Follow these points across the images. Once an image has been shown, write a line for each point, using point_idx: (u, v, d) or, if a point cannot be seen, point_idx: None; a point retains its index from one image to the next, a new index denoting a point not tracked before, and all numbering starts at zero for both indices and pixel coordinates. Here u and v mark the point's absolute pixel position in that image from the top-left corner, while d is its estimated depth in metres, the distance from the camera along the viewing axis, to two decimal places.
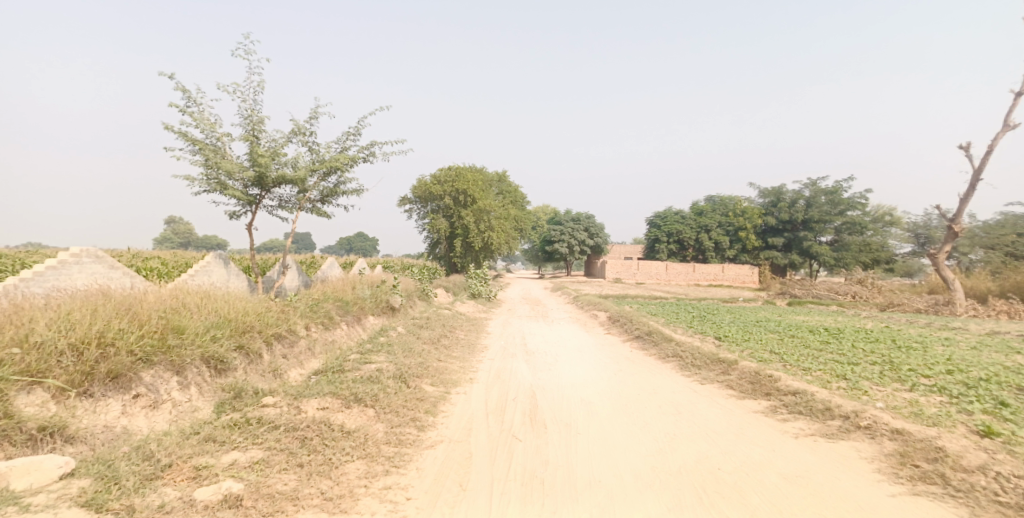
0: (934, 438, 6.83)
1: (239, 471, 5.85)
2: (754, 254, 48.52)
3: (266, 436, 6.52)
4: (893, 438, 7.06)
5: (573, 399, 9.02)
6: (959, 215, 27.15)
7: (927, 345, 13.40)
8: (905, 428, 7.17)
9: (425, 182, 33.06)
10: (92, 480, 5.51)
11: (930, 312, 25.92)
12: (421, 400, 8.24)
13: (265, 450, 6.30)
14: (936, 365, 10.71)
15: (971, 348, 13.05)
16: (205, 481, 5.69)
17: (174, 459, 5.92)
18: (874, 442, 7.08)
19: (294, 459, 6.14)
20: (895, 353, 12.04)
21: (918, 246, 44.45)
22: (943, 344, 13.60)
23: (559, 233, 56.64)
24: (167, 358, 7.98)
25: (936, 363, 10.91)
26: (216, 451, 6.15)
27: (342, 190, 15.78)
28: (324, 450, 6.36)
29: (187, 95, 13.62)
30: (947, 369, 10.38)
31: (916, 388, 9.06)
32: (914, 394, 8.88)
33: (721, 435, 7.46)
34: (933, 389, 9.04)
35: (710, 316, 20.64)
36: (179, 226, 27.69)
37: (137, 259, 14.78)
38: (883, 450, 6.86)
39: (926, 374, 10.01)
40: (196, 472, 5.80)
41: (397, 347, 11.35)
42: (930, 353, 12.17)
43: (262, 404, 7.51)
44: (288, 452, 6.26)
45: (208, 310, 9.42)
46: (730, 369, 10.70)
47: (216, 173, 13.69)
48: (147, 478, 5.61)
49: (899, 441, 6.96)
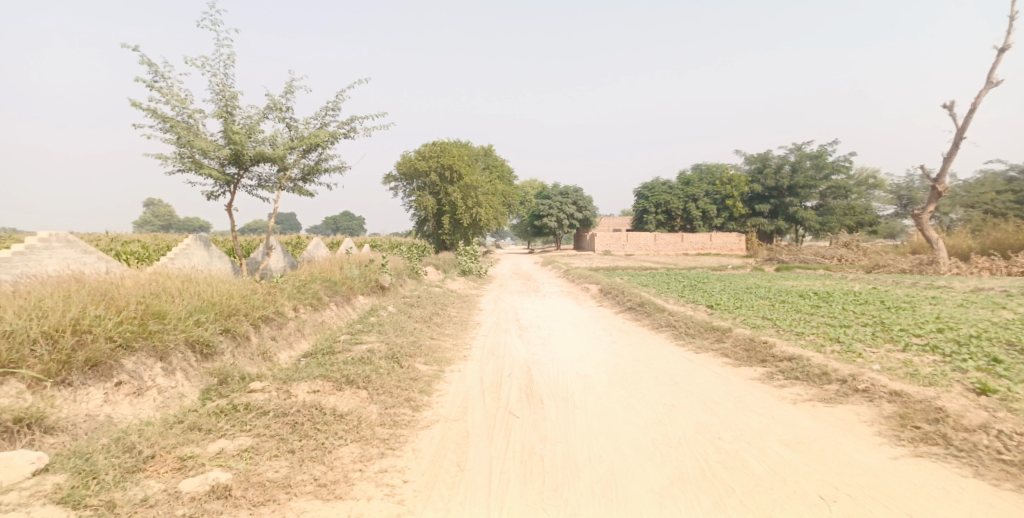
0: (933, 399, 6.78)
1: (227, 460, 5.69)
2: (742, 221, 48.63)
3: (255, 422, 6.36)
4: (892, 400, 7.02)
5: (569, 373, 8.93)
6: (942, 174, 27.21)
7: (917, 305, 13.42)
8: (903, 390, 7.12)
9: (410, 159, 32.66)
10: (68, 475, 5.32)
11: (916, 272, 26.12)
12: (415, 379, 8.11)
13: (254, 437, 6.15)
14: (926, 325, 10.72)
15: (960, 306, 13.09)
16: (191, 471, 5.53)
17: (157, 449, 5.75)
18: (874, 405, 7.04)
19: (285, 445, 6.00)
20: (886, 314, 12.04)
21: (901, 208, 44.77)
22: (932, 303, 13.65)
23: (547, 207, 56.41)
24: (150, 344, 7.77)
25: (927, 323, 10.91)
26: (202, 440, 5.99)
27: (323, 167, 15.47)
28: (315, 434, 6.22)
29: (155, 70, 13.19)
30: (939, 327, 10.37)
31: (909, 349, 9.03)
32: (908, 354, 8.85)
33: (719, 404, 7.39)
34: (926, 348, 9.00)
35: (701, 285, 20.65)
36: (159, 209, 27.26)
37: (116, 243, 14.47)
38: (884, 413, 6.81)
39: (919, 333, 9.98)
40: (181, 462, 5.64)
41: (389, 327, 11.21)
42: (920, 312, 12.18)
43: (250, 389, 7.34)
44: (279, 439, 6.11)
45: (191, 294, 9.20)
46: (724, 337, 10.65)
47: (191, 152, 13.33)
48: (128, 470, 5.43)
49: (899, 403, 6.91)
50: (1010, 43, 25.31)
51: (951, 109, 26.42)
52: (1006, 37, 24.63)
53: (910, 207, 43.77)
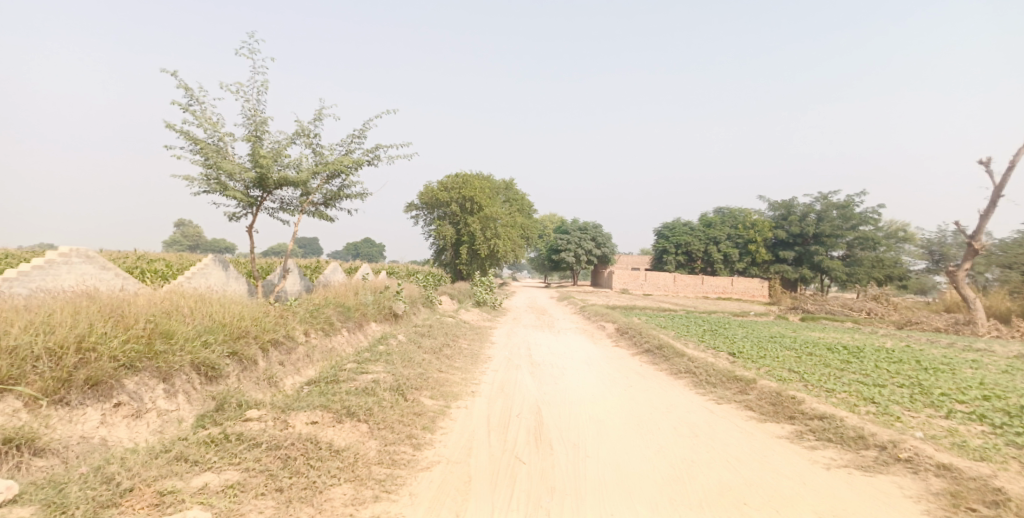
0: (989, 478, 6.34)
1: (208, 497, 5.36)
2: (765, 267, 47.90)
3: (245, 456, 6.03)
4: (940, 474, 6.58)
5: (580, 416, 8.54)
6: (981, 231, 26.61)
7: (955, 367, 12.83)
8: (952, 463, 6.69)
9: (431, 189, 32.74)
10: (39, 508, 5.02)
11: (951, 332, 25.38)
12: (418, 414, 7.74)
13: (242, 471, 5.82)
14: (970, 390, 10.23)
15: (1003, 372, 12.49)
16: (168, 509, 5.20)
17: (136, 482, 5.43)
18: (920, 478, 6.57)
19: (273, 482, 5.66)
20: (923, 376, 11.50)
21: (933, 263, 43.84)
22: (972, 367, 13.05)
23: (565, 243, 56.15)
24: (154, 364, 7.51)
25: (970, 388, 10.42)
26: (186, 473, 5.67)
27: (345, 193, 15.38)
28: (307, 472, 5.87)
29: (190, 93, 13.25)
30: (983, 394, 9.90)
31: (953, 416, 8.62)
32: (953, 422, 8.42)
33: (743, 463, 6.95)
34: (973, 417, 8.59)
35: (722, 330, 20.12)
36: (189, 228, 27.36)
37: (140, 261, 14.40)
38: (931, 489, 6.34)
39: (962, 399, 9.56)
40: (160, 498, 5.31)
41: (396, 356, 10.88)
42: (960, 376, 11.63)
43: (247, 417, 7.01)
44: (268, 475, 5.78)
45: (202, 314, 8.97)
46: (748, 388, 10.17)
47: (217, 173, 13.28)
48: (102, 505, 5.12)
49: (949, 479, 6.47)
50: None
51: (990, 165, 25.96)
52: None
53: (942, 262, 42.92)
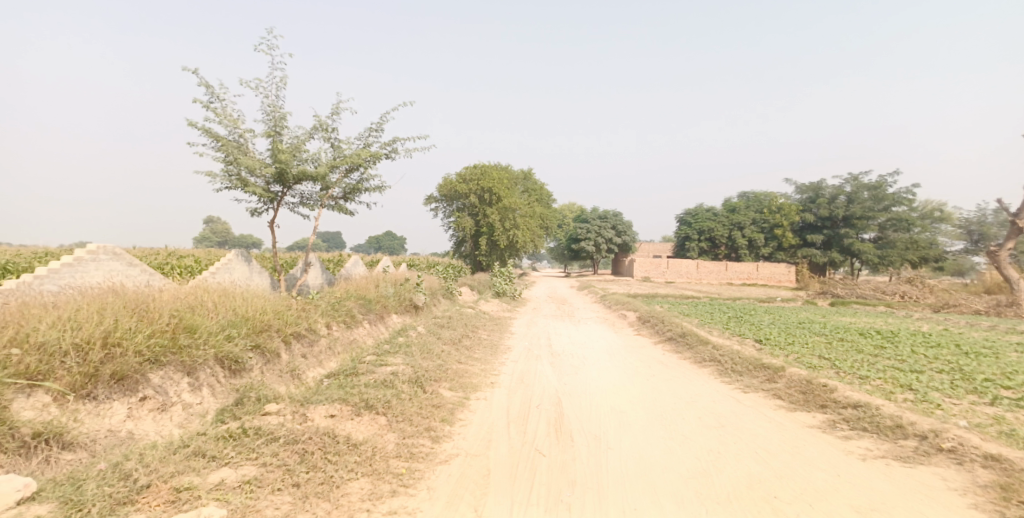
0: None
1: (225, 493, 5.29)
2: (791, 252, 47.11)
3: (263, 450, 5.95)
4: (986, 465, 6.33)
5: (602, 407, 8.37)
6: (1023, 210, 25.84)
7: (996, 351, 12.42)
8: (1001, 454, 6.44)
9: (451, 180, 32.61)
10: (54, 505, 4.98)
11: (991, 314, 24.74)
12: (438, 407, 7.63)
13: (260, 466, 5.74)
14: (1015, 376, 9.90)
15: None
16: (185, 505, 5.13)
17: (153, 478, 5.37)
18: (964, 469, 6.33)
19: (290, 478, 5.57)
20: (963, 361, 11.11)
21: (969, 244, 42.83)
22: (1014, 350, 12.65)
23: (585, 232, 55.75)
24: (178, 358, 7.46)
25: (1014, 373, 10.08)
26: (203, 469, 5.60)
27: (365, 187, 15.30)
28: (324, 466, 5.78)
29: (210, 91, 13.21)
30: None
31: (997, 403, 8.31)
32: (998, 409, 8.12)
33: (772, 455, 6.73)
34: (1019, 404, 8.28)
35: (748, 317, 19.77)
36: (218, 225, 27.57)
37: (171, 257, 14.48)
38: (977, 481, 6.10)
39: (1007, 384, 9.24)
40: (176, 494, 5.24)
41: (416, 348, 10.79)
42: (1002, 361, 11.25)
43: (265, 411, 6.93)
44: (285, 470, 5.69)
45: (226, 308, 8.93)
46: (777, 377, 9.91)
47: (238, 169, 13.24)
48: (118, 502, 5.06)
49: (998, 471, 6.22)
50: None
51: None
52: None
53: (981, 243, 41.97)
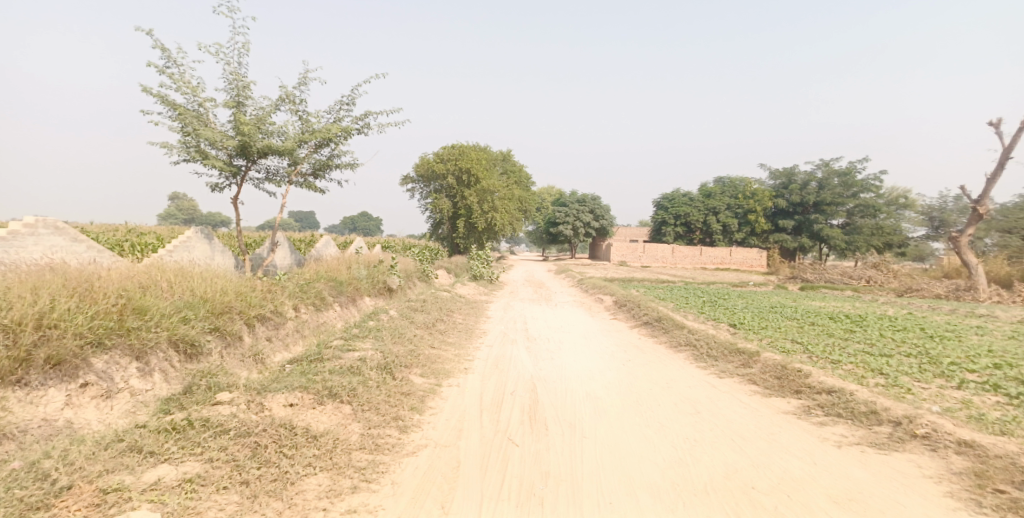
0: (1015, 456, 5.98)
1: (160, 494, 4.99)
2: (764, 237, 47.41)
3: (209, 445, 5.64)
4: (961, 452, 6.23)
5: (577, 393, 8.18)
6: (985, 196, 26.17)
7: (961, 334, 12.55)
8: (975, 441, 6.33)
9: (428, 160, 32.09)
10: None
11: (951, 298, 25.17)
12: (407, 394, 7.35)
13: (204, 463, 5.44)
14: (980, 359, 9.92)
15: (1009, 339, 12.26)
16: (111, 509, 4.82)
17: (77, 478, 5.02)
18: (939, 456, 6.21)
19: (238, 475, 5.29)
20: (930, 344, 11.14)
21: (932, 230, 43.90)
22: (977, 333, 12.80)
23: (564, 215, 55.57)
24: (125, 341, 7.06)
25: (979, 356, 10.11)
26: (138, 466, 5.28)
27: (336, 163, 14.83)
28: (278, 461, 5.50)
29: (167, 56, 12.58)
30: (993, 363, 9.58)
31: (965, 386, 8.27)
32: (966, 393, 8.07)
33: (750, 442, 6.59)
34: (986, 387, 8.25)
35: (723, 301, 19.77)
36: (184, 202, 26.74)
37: (130, 234, 13.97)
38: (952, 468, 5.99)
39: (973, 368, 9.24)
40: (102, 496, 4.92)
41: (387, 332, 10.47)
42: (967, 344, 11.34)
43: (217, 399, 6.56)
44: (233, 465, 5.40)
45: (180, 289, 8.51)
46: (751, 361, 9.80)
47: (197, 140, 12.68)
48: (32, 507, 4.71)
49: (971, 457, 6.12)
50: None
51: (999, 127, 25.45)
52: None
53: (942, 229, 43.17)
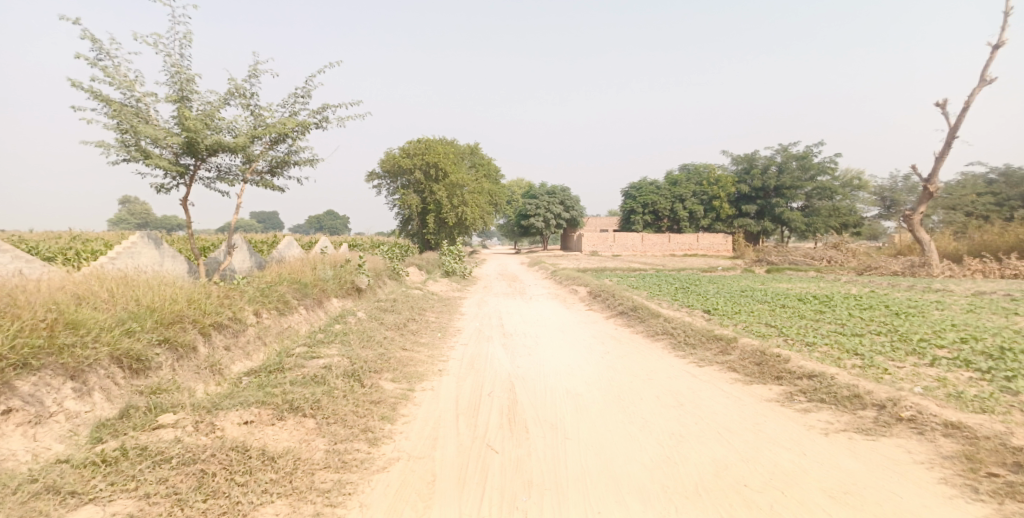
0: (1003, 436, 5.81)
1: None
2: (729, 222, 47.80)
3: (146, 478, 5.18)
4: (948, 435, 6.04)
5: (557, 391, 7.86)
6: (935, 174, 26.57)
7: (924, 310, 12.58)
8: (962, 422, 6.14)
9: (394, 155, 31.42)
10: None
11: (907, 275, 25.48)
12: (376, 403, 6.95)
13: (139, 500, 4.98)
14: (947, 334, 9.86)
15: (970, 312, 12.34)
16: None
17: None
18: (927, 440, 6.02)
19: (180, 511, 4.86)
20: (898, 322, 11.08)
21: (884, 210, 44.86)
22: (939, 308, 12.87)
23: (534, 207, 55.27)
24: (57, 359, 6.55)
25: (946, 331, 10.07)
26: (56, 510, 4.79)
27: (294, 160, 14.28)
28: (227, 491, 5.09)
29: (99, 49, 11.89)
30: (962, 337, 9.52)
31: (938, 363, 8.15)
32: (940, 370, 7.94)
33: (737, 435, 6.33)
34: (957, 363, 8.13)
35: (694, 287, 19.67)
36: (137, 207, 25.59)
37: (75, 242, 13.22)
38: (942, 452, 5.80)
39: (942, 343, 9.16)
40: None
41: (355, 336, 10.02)
42: (931, 319, 11.34)
43: (159, 422, 6.08)
44: (175, 500, 4.97)
45: (123, 300, 8.00)
46: (729, 348, 9.59)
47: (138, 139, 12.02)
48: None
49: (959, 439, 5.94)
50: (1003, 41, 25.09)
51: (944, 107, 25.84)
52: (996, 36, 24.11)
53: (894, 208, 44.04)
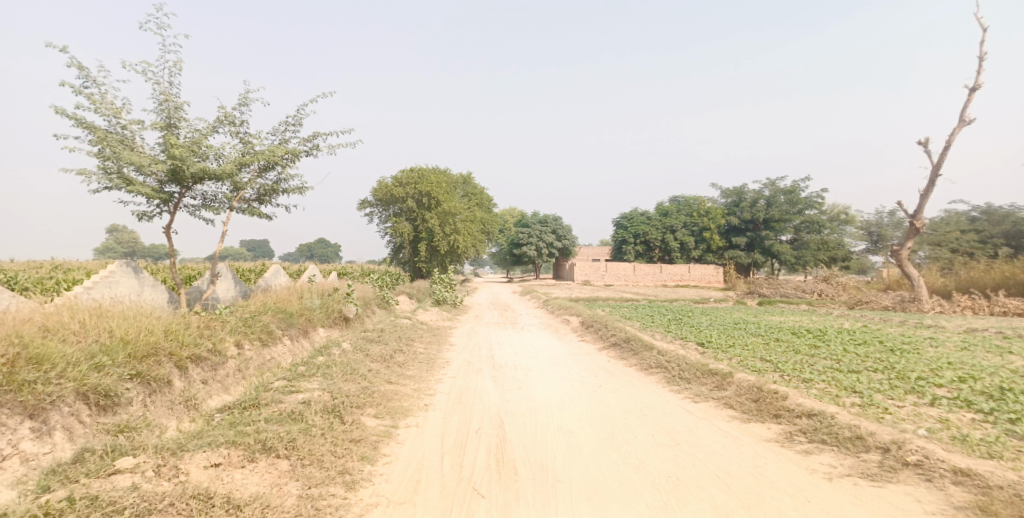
0: (1014, 485, 5.53)
1: None
2: (719, 254, 47.81)
3: None
4: (958, 482, 5.75)
5: (548, 428, 7.54)
6: (920, 210, 26.65)
7: (918, 346, 12.36)
8: (973, 469, 5.86)
9: (386, 184, 31.27)
10: None
11: (897, 310, 25.37)
12: (356, 441, 6.60)
13: None
14: (945, 372, 9.61)
15: (964, 349, 12.12)
16: None
17: None
18: (936, 487, 5.73)
19: None
20: (893, 358, 10.85)
21: (872, 244, 45.00)
22: (933, 345, 12.66)
23: (526, 236, 55.19)
24: (16, 397, 6.20)
25: (944, 369, 9.83)
26: None
27: (283, 188, 14.05)
28: None
29: (85, 76, 11.72)
30: (960, 375, 9.28)
31: (939, 403, 7.90)
32: (941, 410, 7.68)
33: (736, 478, 6.02)
34: (959, 403, 7.86)
35: (686, 319, 19.42)
36: (125, 235, 25.04)
37: (57, 271, 12.89)
38: (953, 502, 5.50)
39: (940, 382, 8.91)
40: None
41: (337, 368, 9.67)
42: (927, 356, 11.10)
43: (116, 466, 5.70)
44: None
45: (93, 333, 7.67)
46: (725, 383, 9.30)
47: (121, 166, 11.78)
48: None
49: (970, 488, 5.64)
50: (981, 84, 25.41)
51: (927, 145, 26.03)
52: (976, 77, 24.43)
53: (881, 243, 44.19)
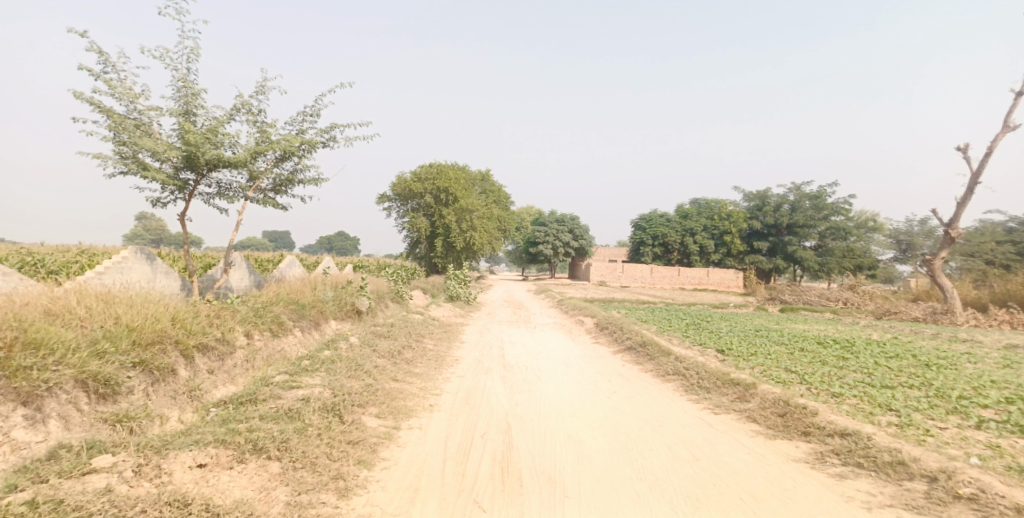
0: None
1: None
2: (740, 258, 47.00)
3: None
4: None
5: (558, 436, 7.15)
6: (956, 219, 25.80)
7: (954, 362, 11.76)
8: None
9: (405, 179, 31.03)
10: None
11: (928, 322, 24.58)
12: (356, 444, 6.25)
13: None
14: (988, 392, 9.05)
15: (1004, 367, 11.49)
16: None
17: None
18: None
19: None
20: (929, 374, 10.30)
21: (900, 253, 43.96)
22: (970, 361, 12.05)
23: (543, 235, 54.71)
24: (9, 383, 5.93)
25: (987, 388, 9.28)
26: None
27: (299, 179, 13.80)
28: None
29: (104, 60, 11.55)
30: (1005, 396, 8.73)
31: (986, 426, 7.38)
32: (989, 435, 7.17)
33: (763, 503, 5.58)
34: (1009, 428, 7.34)
35: (706, 324, 18.87)
36: (149, 221, 25.09)
37: (79, 255, 12.79)
38: None
39: (985, 403, 8.37)
40: None
41: (344, 364, 9.33)
42: (965, 373, 10.53)
43: (100, 464, 5.39)
44: None
45: (96, 319, 7.42)
46: (749, 394, 8.83)
47: (136, 151, 11.56)
48: None
49: None
50: None
51: (965, 152, 25.18)
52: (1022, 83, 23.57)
53: (909, 252, 43.14)
